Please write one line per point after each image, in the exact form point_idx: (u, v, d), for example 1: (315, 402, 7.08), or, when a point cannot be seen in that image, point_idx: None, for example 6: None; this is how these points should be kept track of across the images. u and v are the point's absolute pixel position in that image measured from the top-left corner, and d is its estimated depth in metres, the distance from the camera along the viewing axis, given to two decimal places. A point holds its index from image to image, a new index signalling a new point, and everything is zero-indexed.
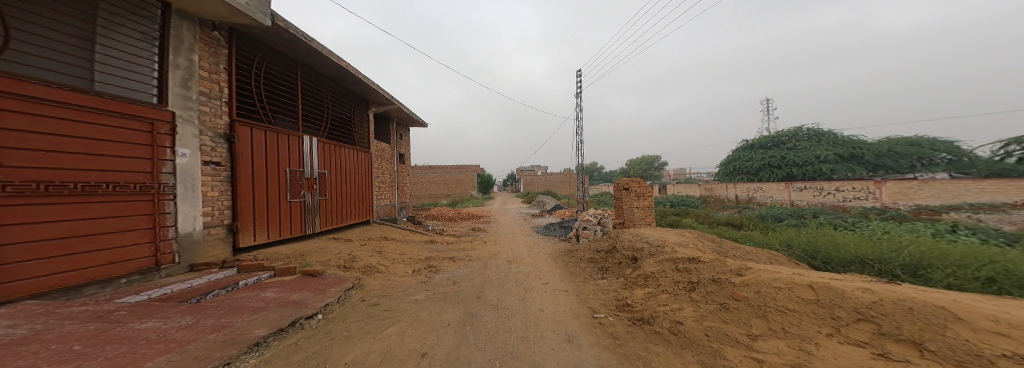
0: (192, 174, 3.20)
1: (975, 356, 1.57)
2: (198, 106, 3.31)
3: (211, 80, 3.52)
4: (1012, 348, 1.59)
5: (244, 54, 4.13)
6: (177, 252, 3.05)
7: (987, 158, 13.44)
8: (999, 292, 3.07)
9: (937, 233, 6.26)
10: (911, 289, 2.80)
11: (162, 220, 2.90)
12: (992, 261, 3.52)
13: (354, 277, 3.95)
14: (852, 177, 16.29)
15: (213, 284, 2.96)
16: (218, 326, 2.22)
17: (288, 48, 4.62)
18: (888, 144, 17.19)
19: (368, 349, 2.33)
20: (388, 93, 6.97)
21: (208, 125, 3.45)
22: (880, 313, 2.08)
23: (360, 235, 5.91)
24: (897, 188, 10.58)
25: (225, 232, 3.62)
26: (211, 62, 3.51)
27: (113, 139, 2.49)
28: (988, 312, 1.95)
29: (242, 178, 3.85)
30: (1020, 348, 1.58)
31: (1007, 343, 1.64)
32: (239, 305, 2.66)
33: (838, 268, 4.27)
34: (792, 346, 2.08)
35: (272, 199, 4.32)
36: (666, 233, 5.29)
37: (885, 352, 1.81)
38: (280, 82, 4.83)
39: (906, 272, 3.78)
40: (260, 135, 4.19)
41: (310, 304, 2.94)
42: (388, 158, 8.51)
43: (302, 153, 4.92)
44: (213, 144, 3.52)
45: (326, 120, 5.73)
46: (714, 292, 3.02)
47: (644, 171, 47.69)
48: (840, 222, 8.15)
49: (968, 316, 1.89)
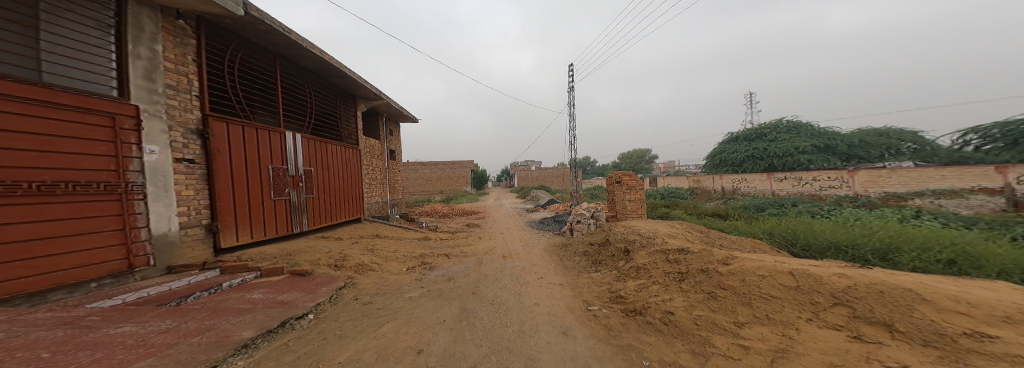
0: (163, 172, 2.99)
1: (939, 335, 1.71)
2: (165, 100, 3.06)
3: (179, 72, 3.24)
4: (973, 327, 1.73)
5: (216, 45, 3.82)
6: (152, 254, 2.87)
7: (948, 146, 14.28)
8: (959, 273, 3.33)
9: (903, 219, 6.66)
10: (881, 273, 2.99)
11: (132, 220, 2.70)
12: (952, 244, 3.82)
13: (346, 276, 3.86)
14: (827, 166, 17.13)
15: (194, 286, 2.82)
16: (202, 329, 2.11)
17: (265, 39, 4.31)
18: (859, 136, 18.09)
19: (362, 348, 2.30)
20: (376, 87, 6.68)
21: (178, 120, 3.20)
22: (855, 297, 2.20)
23: (351, 233, 5.76)
24: (868, 176, 11.06)
25: (205, 232, 3.44)
26: (178, 53, 3.22)
27: (67, 134, 2.27)
28: (951, 293, 2.10)
29: (220, 176, 3.63)
30: (979, 327, 1.72)
31: (966, 321, 1.79)
32: (224, 307, 2.55)
33: (815, 255, 4.46)
34: (775, 332, 2.18)
35: (255, 197, 4.10)
36: (657, 225, 5.39)
37: (859, 334, 1.94)
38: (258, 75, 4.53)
39: (877, 256, 4.01)
40: (238, 131, 3.94)
41: (300, 304, 2.86)
42: (378, 154, 8.27)
43: (284, 149, 4.67)
44: (185, 140, 3.26)
45: (311, 116, 5.47)
46: (702, 281, 3.12)
47: (635, 165, 48.53)
48: (817, 210, 8.58)
49: (932, 297, 2.02)
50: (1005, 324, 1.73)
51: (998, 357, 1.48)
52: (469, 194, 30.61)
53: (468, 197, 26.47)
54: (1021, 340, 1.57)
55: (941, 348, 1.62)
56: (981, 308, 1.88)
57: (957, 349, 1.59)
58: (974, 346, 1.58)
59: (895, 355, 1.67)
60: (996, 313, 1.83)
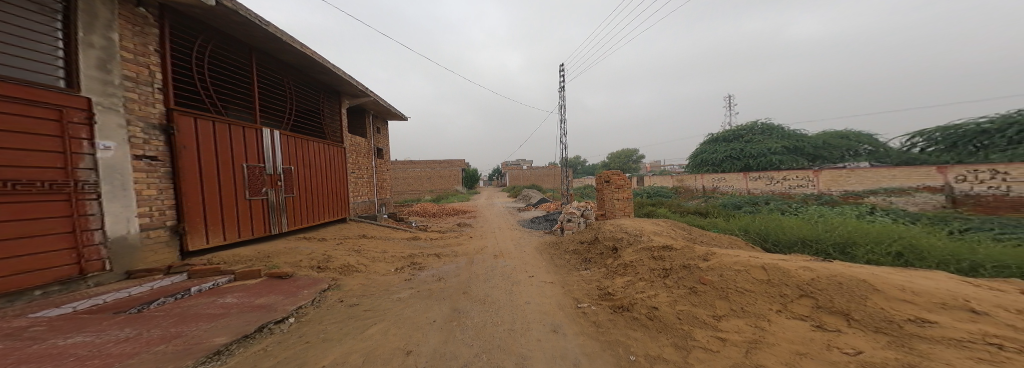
0: (120, 170, 2.70)
1: (889, 322, 1.90)
2: (122, 93, 2.75)
3: (139, 63, 2.92)
4: (916, 313, 1.93)
5: (184, 36, 3.50)
6: (108, 258, 2.61)
7: (898, 148, 15.70)
8: (905, 264, 3.72)
9: (860, 215, 7.32)
10: (840, 265, 3.29)
11: (83, 222, 2.44)
12: (899, 237, 4.25)
13: (329, 277, 3.71)
14: (795, 166, 18.38)
15: (157, 292, 2.60)
16: (168, 336, 1.96)
17: (240, 31, 3.99)
18: (823, 138, 19.51)
19: (347, 350, 2.22)
20: (362, 84, 6.36)
21: (138, 114, 2.89)
22: (818, 288, 2.38)
23: (336, 234, 5.54)
24: (831, 176, 11.98)
25: (170, 234, 3.16)
26: (137, 43, 2.91)
27: (6, 128, 2.00)
28: (897, 282, 2.31)
29: (186, 174, 3.33)
30: (921, 313, 1.92)
31: (911, 309, 1.99)
32: (193, 313, 2.38)
33: (784, 249, 4.81)
34: (749, 324, 2.33)
35: (228, 197, 3.81)
36: (643, 223, 5.58)
37: (821, 324, 2.11)
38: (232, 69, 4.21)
39: (837, 250, 4.36)
40: (207, 126, 3.62)
41: (279, 308, 2.72)
42: (365, 153, 7.92)
43: (260, 145, 4.36)
44: (146, 136, 2.95)
45: (291, 113, 5.16)
46: (685, 277, 3.26)
47: (623, 165, 49.81)
48: (787, 207, 9.23)
49: (882, 286, 2.22)
50: (942, 311, 1.95)
51: (938, 341, 1.66)
52: (463, 195, 29.28)
53: (459, 197, 26.06)
54: (955, 324, 1.78)
55: (891, 334, 1.81)
56: (922, 296, 2.09)
57: (902, 334, 1.79)
58: (915, 330, 1.78)
59: (851, 342, 1.84)
60: (934, 300, 2.05)
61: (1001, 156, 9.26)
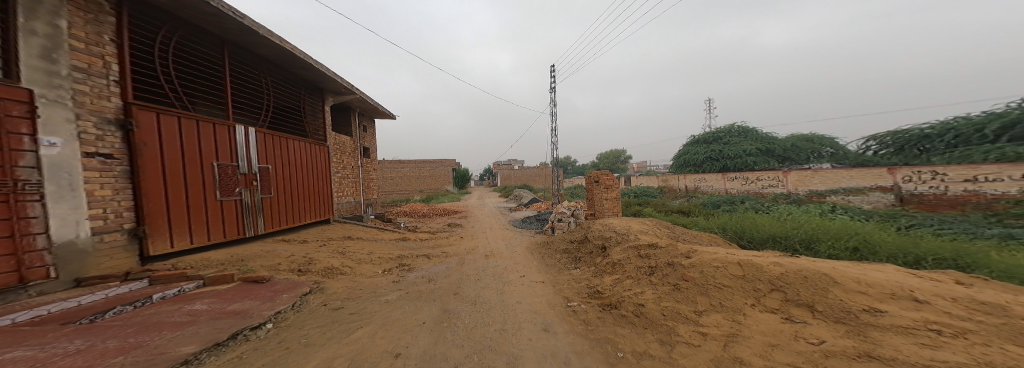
0: (68, 168, 2.41)
1: (847, 313, 2.08)
2: (71, 85, 2.44)
3: (92, 54, 2.62)
4: (869, 303, 2.12)
5: (144, 26, 3.18)
6: (54, 265, 2.33)
7: (855, 150, 17.08)
8: (861, 258, 4.08)
9: (824, 213, 7.95)
10: (806, 260, 3.55)
11: (25, 226, 2.16)
12: (855, 233, 4.65)
13: (311, 280, 3.54)
14: (767, 167, 19.58)
15: (113, 300, 2.36)
16: (126, 347, 1.79)
17: (210, 23, 3.68)
18: (792, 141, 20.89)
19: (331, 355, 2.13)
20: (347, 81, 6.03)
21: (90, 108, 2.59)
22: (787, 282, 2.54)
23: (318, 235, 5.28)
24: (799, 177, 12.87)
25: (128, 238, 2.87)
26: (90, 31, 2.61)
27: None
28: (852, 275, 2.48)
29: (147, 174, 3.02)
30: (874, 303, 2.12)
31: (865, 299, 2.18)
32: (156, 321, 2.19)
33: (757, 246, 5.14)
34: (727, 318, 2.46)
35: (196, 198, 3.52)
36: (630, 222, 5.74)
37: (790, 316, 2.26)
38: (201, 62, 3.89)
39: (803, 245, 4.71)
40: (172, 122, 3.30)
41: (255, 313, 2.56)
42: (350, 152, 7.58)
43: (232, 143, 4.04)
44: (100, 132, 2.65)
45: (268, 109, 4.84)
46: (669, 274, 3.39)
47: (611, 164, 51.01)
48: (760, 206, 9.84)
49: (841, 279, 2.41)
50: (891, 300, 2.15)
51: (889, 329, 1.84)
52: (453, 195, 28.83)
53: (451, 197, 25.63)
54: (901, 312, 1.98)
55: (850, 324, 1.99)
56: (874, 287, 2.29)
57: (860, 323, 1.96)
58: (870, 320, 1.96)
59: (816, 332, 2.00)
60: (886, 291, 2.25)
61: (939, 158, 10.32)
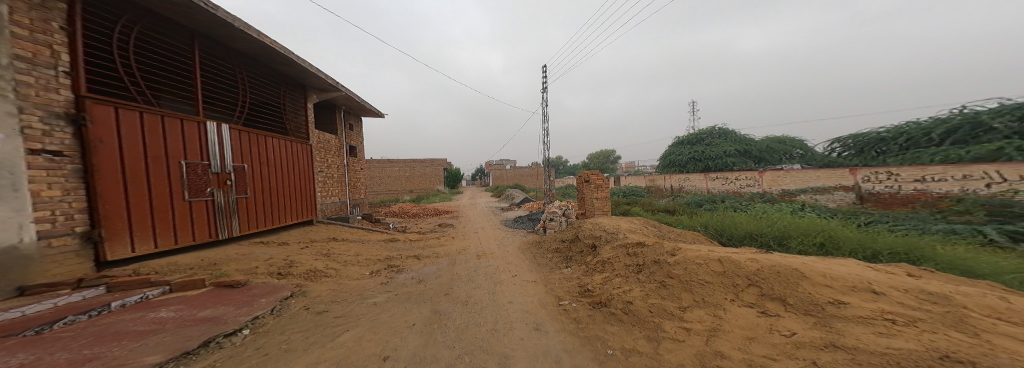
0: (9, 166, 2.12)
1: (816, 305, 2.23)
2: (13, 75, 2.15)
3: (37, 41, 2.32)
4: (835, 296, 2.28)
5: (103, 13, 2.88)
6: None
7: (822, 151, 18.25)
8: (826, 254, 4.37)
9: (794, 211, 8.48)
10: (778, 256, 3.77)
11: None
12: (820, 230, 4.97)
13: (293, 284, 3.37)
14: (744, 167, 20.58)
15: (64, 309, 2.14)
16: (79, 358, 1.63)
17: (179, 13, 3.39)
18: (767, 143, 22.06)
19: (314, 360, 2.04)
20: (332, 78, 5.74)
21: (35, 101, 2.30)
22: (763, 277, 2.68)
23: (301, 237, 5.03)
24: (773, 177, 13.63)
25: (82, 243, 2.61)
26: (35, 18, 2.32)
27: None
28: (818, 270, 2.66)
29: (105, 174, 2.75)
30: (839, 296, 2.28)
31: (830, 292, 2.35)
32: (116, 331, 2.01)
33: (735, 243, 5.42)
34: (709, 313, 2.56)
35: (161, 198, 3.24)
36: (619, 221, 5.87)
37: (765, 309, 2.38)
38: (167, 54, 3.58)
39: (776, 242, 5.00)
40: (133, 117, 3.01)
41: (230, 319, 2.41)
42: (336, 151, 7.24)
43: (202, 139, 3.75)
44: (46, 127, 2.37)
45: (245, 106, 4.53)
46: (655, 272, 3.48)
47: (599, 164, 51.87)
48: (737, 204, 10.36)
49: (810, 274, 2.58)
50: (852, 292, 2.33)
51: (853, 320, 1.98)
52: (444, 195, 28.33)
53: (443, 197, 25.15)
54: (860, 304, 2.15)
55: (817, 315, 2.13)
56: (837, 280, 2.47)
57: (827, 315, 2.10)
58: (837, 312, 2.10)
59: (788, 324, 2.12)
60: (849, 284, 2.42)
61: (895, 160, 11.22)
